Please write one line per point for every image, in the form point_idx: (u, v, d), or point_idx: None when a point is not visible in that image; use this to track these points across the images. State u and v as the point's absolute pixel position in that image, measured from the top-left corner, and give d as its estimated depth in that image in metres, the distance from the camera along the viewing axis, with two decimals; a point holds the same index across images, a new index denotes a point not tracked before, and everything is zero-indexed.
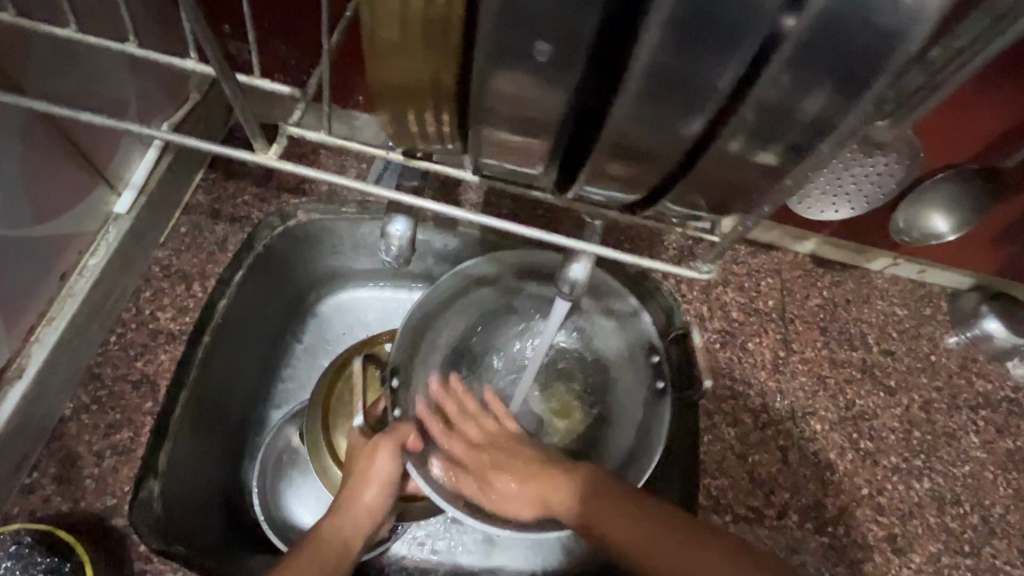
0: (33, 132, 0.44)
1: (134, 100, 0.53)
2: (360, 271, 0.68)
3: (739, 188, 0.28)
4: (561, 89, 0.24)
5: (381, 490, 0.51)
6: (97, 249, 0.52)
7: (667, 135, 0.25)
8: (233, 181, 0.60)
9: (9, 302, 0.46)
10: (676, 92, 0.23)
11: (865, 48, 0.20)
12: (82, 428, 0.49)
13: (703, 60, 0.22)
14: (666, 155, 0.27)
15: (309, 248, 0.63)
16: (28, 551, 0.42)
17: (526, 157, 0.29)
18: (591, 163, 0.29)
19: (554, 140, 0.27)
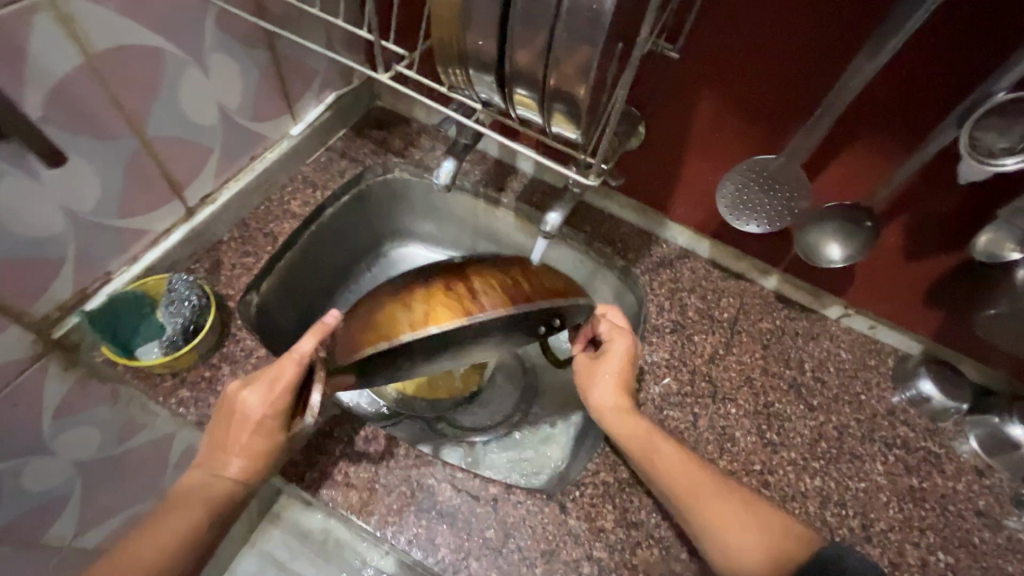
0: (269, 67, 0.74)
1: (323, 71, 0.85)
2: (422, 232, 0.97)
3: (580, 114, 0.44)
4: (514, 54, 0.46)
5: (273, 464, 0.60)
6: (274, 148, 0.82)
7: (532, 71, 0.43)
8: (360, 139, 0.91)
9: (224, 158, 0.75)
10: (529, 34, 0.40)
11: (595, 8, 0.37)
12: (229, 248, 0.77)
13: (533, 21, 0.40)
14: (533, 92, 0.45)
15: (397, 202, 0.92)
16: (190, 284, 0.68)
17: (488, 88, 0.48)
18: (505, 94, 0.48)
19: (496, 79, 0.46)
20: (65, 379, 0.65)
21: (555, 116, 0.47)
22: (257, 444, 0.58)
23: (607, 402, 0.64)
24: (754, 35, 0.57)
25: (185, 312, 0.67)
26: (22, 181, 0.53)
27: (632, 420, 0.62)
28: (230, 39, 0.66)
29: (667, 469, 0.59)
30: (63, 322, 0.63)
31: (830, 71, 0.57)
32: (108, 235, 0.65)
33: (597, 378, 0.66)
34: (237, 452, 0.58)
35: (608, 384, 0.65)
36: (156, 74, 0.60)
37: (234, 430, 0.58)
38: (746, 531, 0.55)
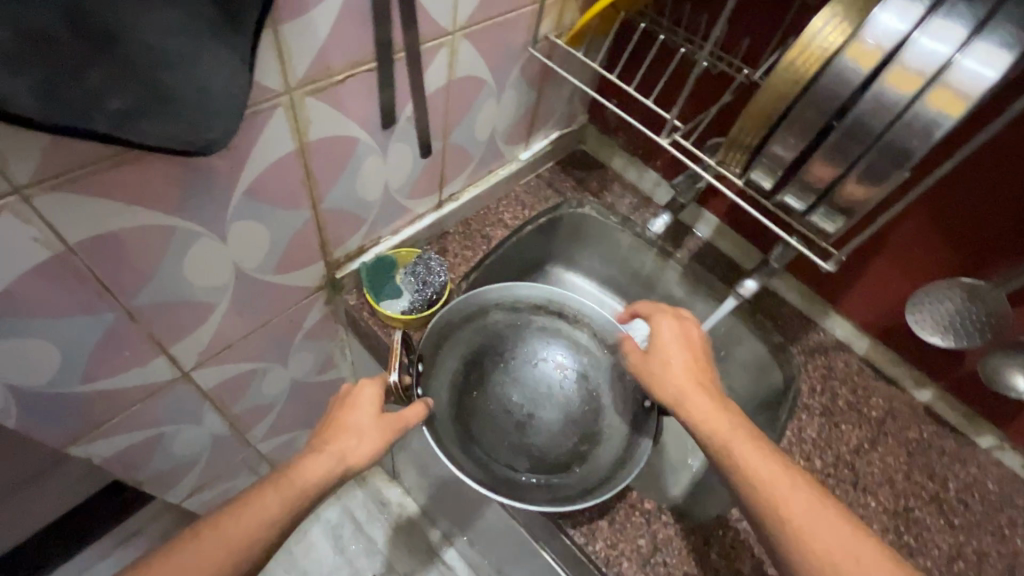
0: (531, 105, 0.88)
1: (559, 114, 1.00)
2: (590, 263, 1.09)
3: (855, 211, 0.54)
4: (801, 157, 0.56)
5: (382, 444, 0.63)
6: (506, 168, 0.96)
7: (824, 174, 0.52)
8: (564, 175, 1.06)
9: (476, 170, 0.89)
10: (837, 151, 0.50)
11: (912, 143, 0.47)
12: (454, 240, 0.92)
13: (846, 144, 0.49)
14: (815, 188, 0.54)
15: (579, 234, 1.04)
16: (436, 263, 0.82)
17: (764, 176, 0.58)
18: (778, 185, 0.58)
19: (779, 174, 0.56)
20: (322, 310, 0.81)
21: (824, 210, 0.56)
22: (367, 418, 0.64)
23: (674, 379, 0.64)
24: (991, 178, 0.65)
25: (433, 285, 0.80)
26: (377, 158, 0.66)
27: (699, 399, 0.62)
28: (521, 81, 0.80)
29: (768, 492, 0.53)
30: (344, 267, 0.78)
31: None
32: (394, 209, 0.78)
33: (660, 366, 0.66)
34: (353, 425, 0.63)
35: (681, 375, 0.64)
36: (475, 97, 0.74)
37: (341, 415, 0.64)
38: (870, 570, 0.49)
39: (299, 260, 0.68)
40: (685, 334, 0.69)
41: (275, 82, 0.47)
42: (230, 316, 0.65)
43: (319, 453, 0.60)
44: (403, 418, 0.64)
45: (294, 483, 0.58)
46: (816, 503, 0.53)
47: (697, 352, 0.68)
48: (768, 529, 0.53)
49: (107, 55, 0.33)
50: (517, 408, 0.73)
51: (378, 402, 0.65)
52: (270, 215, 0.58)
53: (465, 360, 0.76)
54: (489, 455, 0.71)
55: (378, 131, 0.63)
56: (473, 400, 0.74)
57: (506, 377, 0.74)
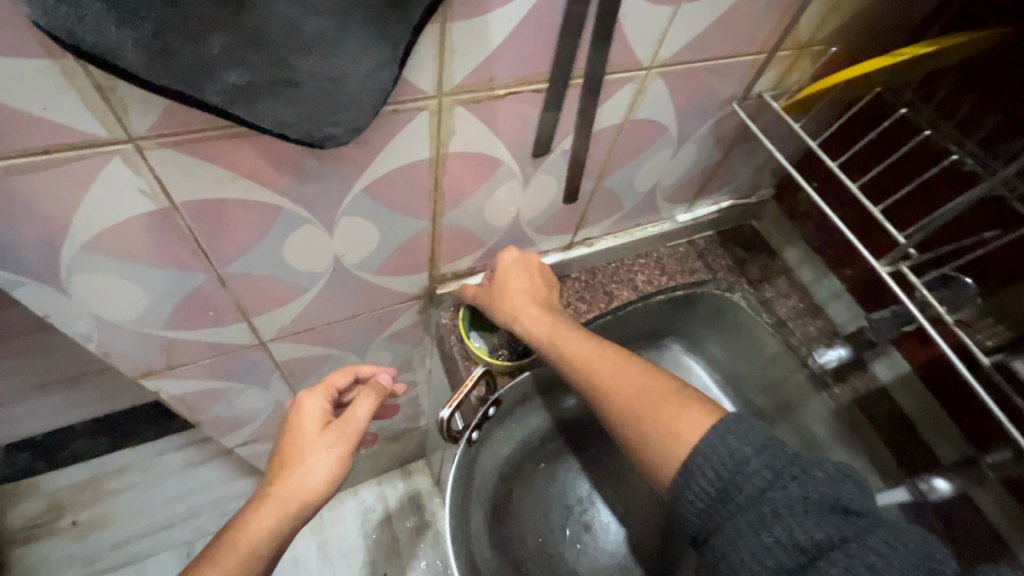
0: (710, 165, 0.74)
1: (739, 183, 0.84)
2: None
3: None
4: None
5: (336, 466, 0.54)
6: (656, 226, 0.83)
7: None
8: (721, 250, 0.90)
9: (622, 219, 0.78)
10: None
11: None
12: (572, 287, 0.81)
13: None
14: None
15: (716, 324, 0.86)
16: None
17: None
18: None
19: None
20: (413, 317, 0.75)
21: None
22: (312, 438, 0.55)
23: (515, 305, 0.62)
24: None
25: None
26: (516, 186, 0.58)
27: (535, 310, 0.61)
28: (709, 137, 0.67)
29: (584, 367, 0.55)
30: (448, 285, 0.71)
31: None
32: (518, 239, 0.69)
33: (514, 308, 0.61)
34: (304, 449, 0.54)
35: (537, 297, 0.62)
36: (648, 144, 0.62)
37: (286, 445, 0.55)
38: (651, 398, 0.51)
39: (404, 267, 0.63)
40: (522, 261, 0.65)
41: (427, 84, 0.41)
42: (316, 303, 0.61)
43: (266, 500, 0.52)
44: (353, 428, 0.56)
45: (237, 549, 0.50)
46: (616, 363, 0.54)
47: (536, 281, 0.65)
48: (607, 417, 0.53)
49: (243, 25, 0.28)
50: (577, 511, 0.67)
51: (321, 416, 0.57)
52: (384, 218, 0.53)
53: (549, 439, 0.68)
54: (515, 546, 0.62)
55: (527, 158, 0.55)
56: (534, 473, 0.67)
57: (588, 473, 0.68)
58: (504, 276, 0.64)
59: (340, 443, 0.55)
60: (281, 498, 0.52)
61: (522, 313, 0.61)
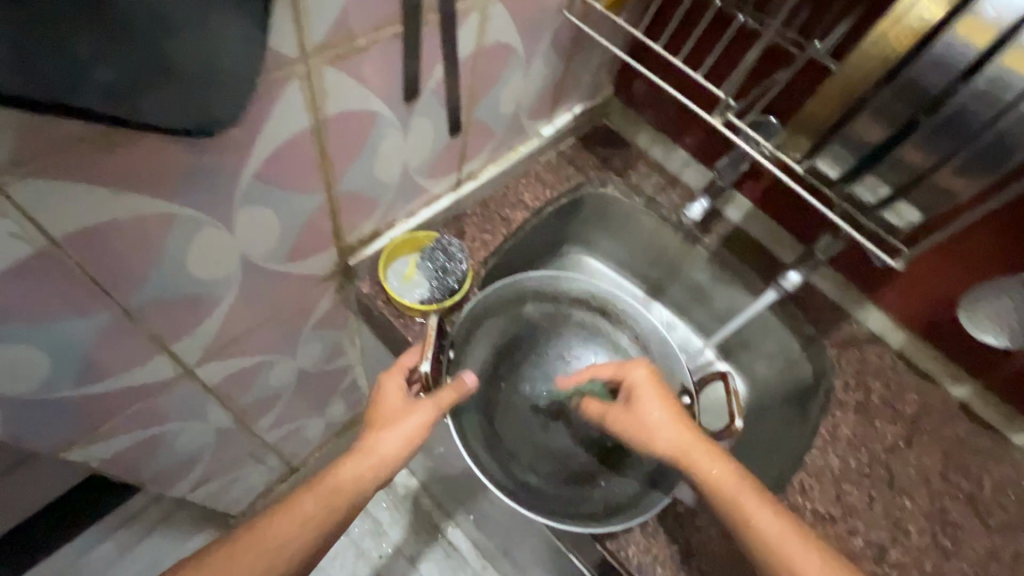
0: (558, 76, 0.81)
1: (585, 86, 0.92)
2: (607, 248, 1.07)
3: (945, 199, 0.50)
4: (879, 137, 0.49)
5: (411, 439, 0.59)
6: (527, 145, 0.89)
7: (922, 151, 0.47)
8: (586, 152, 1.00)
9: (497, 146, 0.82)
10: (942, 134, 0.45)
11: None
12: (472, 222, 0.86)
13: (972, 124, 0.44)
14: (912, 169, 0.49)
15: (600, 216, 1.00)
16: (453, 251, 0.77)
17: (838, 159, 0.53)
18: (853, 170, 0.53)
19: (864, 154, 0.51)
20: (333, 298, 0.75)
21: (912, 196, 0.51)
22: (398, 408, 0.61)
23: (657, 416, 0.60)
24: None
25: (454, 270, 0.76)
26: (397, 136, 0.60)
27: (654, 401, 0.61)
28: (552, 50, 0.73)
29: (736, 501, 0.55)
30: (358, 253, 0.72)
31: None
32: (411, 190, 0.71)
33: (684, 432, 0.59)
34: (382, 417, 0.61)
35: (710, 449, 0.58)
36: (503, 66, 0.66)
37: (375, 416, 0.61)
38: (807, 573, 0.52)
39: (312, 248, 0.62)
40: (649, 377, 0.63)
41: (290, 48, 0.41)
42: (235, 311, 0.59)
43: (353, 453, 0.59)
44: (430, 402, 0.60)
45: (327, 483, 0.57)
46: (787, 528, 0.54)
47: (679, 409, 0.61)
48: (766, 562, 0.54)
49: (101, 15, 0.26)
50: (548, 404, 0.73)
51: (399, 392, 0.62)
52: (281, 199, 0.52)
53: (501, 360, 0.75)
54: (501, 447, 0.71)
55: (400, 105, 0.56)
56: (499, 394, 0.73)
57: (538, 370, 0.75)
58: (648, 407, 0.61)
59: (416, 419, 0.59)
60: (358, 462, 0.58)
61: (649, 458, 0.60)
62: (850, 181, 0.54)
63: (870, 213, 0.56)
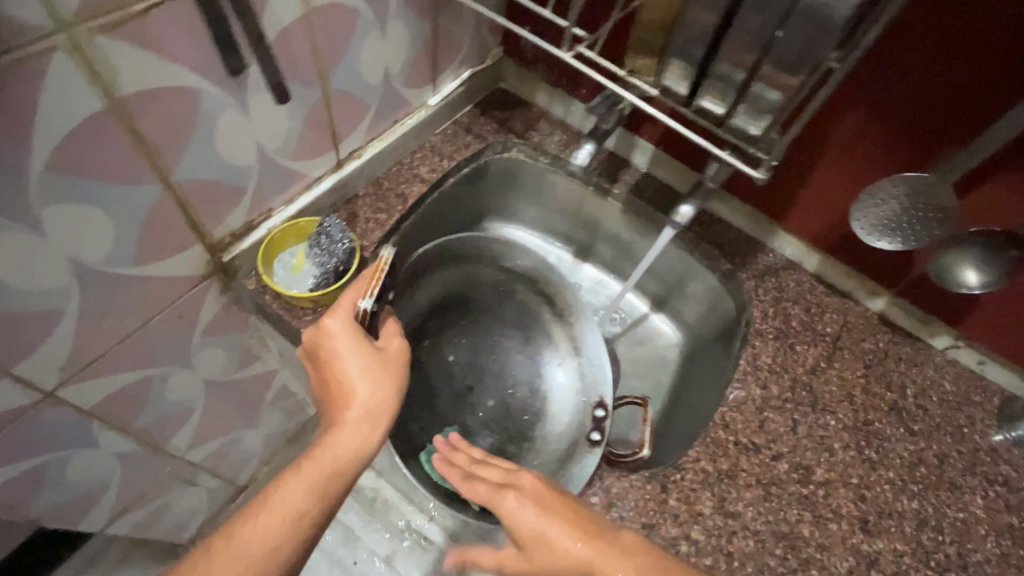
0: (427, 39, 0.77)
1: (467, 49, 0.88)
2: (524, 215, 1.05)
3: (782, 101, 0.46)
4: (702, 42, 0.45)
5: (384, 394, 0.57)
6: (413, 116, 0.86)
7: (744, 49, 0.44)
8: (484, 118, 0.97)
9: (376, 120, 0.79)
10: (754, 27, 0.42)
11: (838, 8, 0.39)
12: (366, 203, 0.82)
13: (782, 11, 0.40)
14: (741, 71, 0.46)
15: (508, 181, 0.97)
16: (335, 232, 0.71)
17: (676, 73, 0.49)
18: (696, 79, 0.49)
19: (699, 61, 0.47)
20: (220, 301, 0.71)
21: (750, 101, 0.48)
22: (355, 363, 0.56)
23: (533, 529, 0.55)
24: (910, 74, 0.61)
25: (337, 252, 0.70)
26: (235, 114, 0.56)
27: (534, 514, 0.56)
28: (406, 10, 0.69)
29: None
30: (232, 249, 0.68)
31: (999, 107, 0.59)
32: (278, 174, 0.68)
33: (562, 559, 0.54)
34: (347, 383, 0.56)
35: (603, 545, 0.54)
36: (349, 30, 0.63)
37: (331, 371, 0.57)
38: None
39: (164, 246, 0.58)
40: (526, 499, 0.56)
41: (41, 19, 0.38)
42: (87, 325, 0.56)
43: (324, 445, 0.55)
44: (397, 342, 0.60)
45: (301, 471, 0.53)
46: None
47: (565, 509, 0.56)
48: None
49: None
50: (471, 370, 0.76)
51: (355, 343, 0.57)
52: (102, 194, 0.49)
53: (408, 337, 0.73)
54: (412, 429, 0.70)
55: (225, 80, 0.52)
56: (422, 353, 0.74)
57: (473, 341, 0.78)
58: (525, 515, 0.56)
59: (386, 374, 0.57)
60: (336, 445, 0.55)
61: (552, 540, 0.54)
62: (697, 92, 0.51)
63: (724, 126, 0.52)
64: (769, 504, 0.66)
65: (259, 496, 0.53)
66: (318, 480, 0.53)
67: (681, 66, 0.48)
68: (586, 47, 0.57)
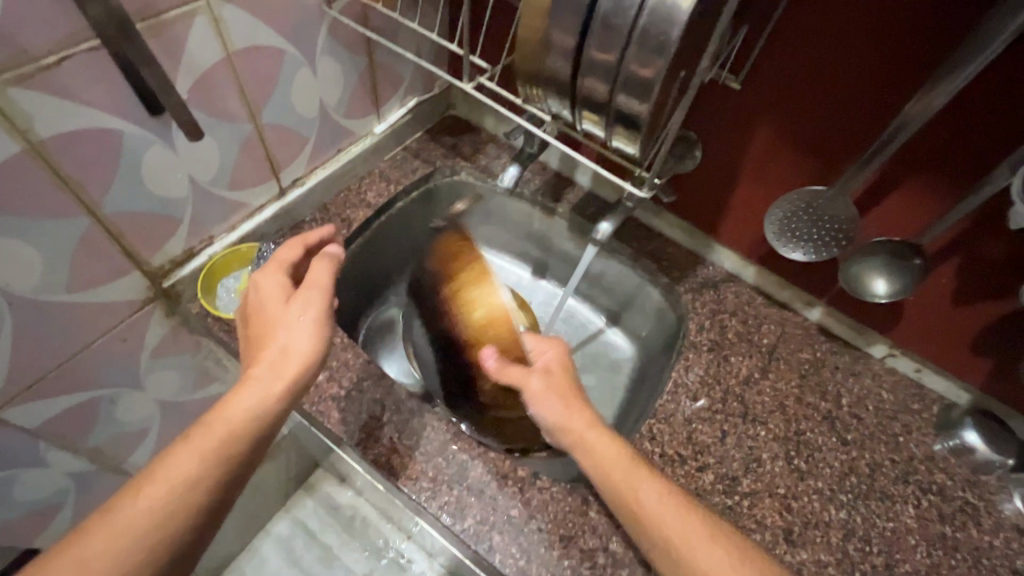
0: (363, 72, 0.82)
1: (410, 79, 0.93)
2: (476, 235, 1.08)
3: (647, 124, 0.49)
4: (568, 73, 0.49)
5: (310, 327, 0.58)
6: (359, 144, 0.90)
7: (602, 79, 0.47)
8: (433, 143, 1.01)
9: (318, 149, 0.83)
10: (605, 58, 0.45)
11: (671, 41, 0.42)
12: (311, 228, 0.86)
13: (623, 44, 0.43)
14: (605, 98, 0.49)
15: (457, 204, 1.01)
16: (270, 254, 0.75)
17: (556, 100, 0.52)
18: (573, 106, 0.52)
19: (570, 90, 0.50)
20: (165, 324, 0.75)
21: (620, 124, 0.50)
22: (282, 308, 0.59)
23: (552, 410, 0.61)
24: (809, 89, 0.65)
25: None
26: (163, 151, 0.60)
27: (545, 398, 0.61)
28: (336, 47, 0.74)
29: (605, 474, 0.57)
30: (173, 275, 0.72)
31: (880, 125, 0.64)
32: (215, 204, 0.72)
33: (573, 434, 0.59)
34: (272, 326, 0.58)
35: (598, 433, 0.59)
36: (276, 68, 0.68)
37: (256, 320, 0.59)
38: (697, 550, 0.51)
39: (100, 274, 0.62)
40: (546, 377, 0.63)
41: None
42: (23, 349, 0.60)
43: (247, 380, 0.55)
44: (321, 276, 0.61)
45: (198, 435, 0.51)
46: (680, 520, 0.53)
47: (574, 394, 0.63)
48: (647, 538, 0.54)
49: None
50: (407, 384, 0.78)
51: (281, 291, 0.61)
52: (26, 228, 0.53)
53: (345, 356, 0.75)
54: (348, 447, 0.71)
55: (147, 120, 0.57)
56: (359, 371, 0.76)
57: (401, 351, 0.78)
58: (545, 396, 0.62)
59: (311, 307, 0.59)
60: (258, 385, 0.55)
61: (570, 419, 0.60)
62: (579, 117, 0.54)
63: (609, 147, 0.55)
64: None
65: (144, 471, 0.49)
66: (211, 447, 0.51)
67: (556, 94, 0.51)
68: (485, 78, 0.60)
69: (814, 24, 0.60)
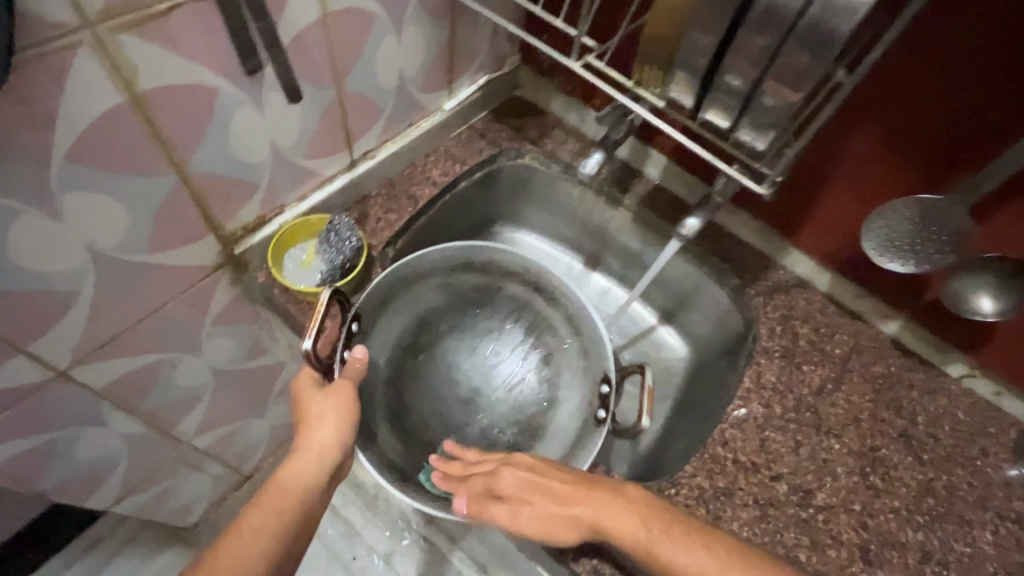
0: (443, 44, 0.79)
1: (483, 56, 0.90)
2: (533, 222, 1.05)
3: (785, 117, 0.46)
4: (707, 56, 0.46)
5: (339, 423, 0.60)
6: (429, 119, 0.87)
7: (748, 66, 0.44)
8: (498, 124, 0.98)
9: (389, 122, 0.80)
10: (757, 42, 0.42)
11: (842, 27, 0.39)
12: (376, 203, 0.84)
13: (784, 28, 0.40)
14: (744, 86, 0.46)
15: (519, 188, 0.98)
16: (342, 228, 0.72)
17: (682, 85, 0.49)
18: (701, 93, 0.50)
19: (703, 76, 0.48)
20: (230, 291, 0.73)
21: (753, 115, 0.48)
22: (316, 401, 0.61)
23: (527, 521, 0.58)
24: (926, 97, 0.61)
25: (345, 250, 0.71)
26: (251, 112, 0.58)
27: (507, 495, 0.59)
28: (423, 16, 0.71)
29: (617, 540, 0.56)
30: (244, 242, 0.70)
31: (999, 142, 0.60)
32: (290, 172, 0.69)
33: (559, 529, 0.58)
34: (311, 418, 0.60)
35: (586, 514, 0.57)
36: (365, 34, 0.65)
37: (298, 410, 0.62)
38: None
39: (179, 236, 0.60)
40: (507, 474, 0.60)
41: (65, 15, 0.40)
42: (99, 308, 0.58)
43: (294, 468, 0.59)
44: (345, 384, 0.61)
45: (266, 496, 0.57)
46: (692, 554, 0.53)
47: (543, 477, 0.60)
48: None
49: None
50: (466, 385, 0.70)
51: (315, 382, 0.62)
52: (120, 185, 0.51)
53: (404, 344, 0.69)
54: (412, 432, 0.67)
55: (242, 80, 0.54)
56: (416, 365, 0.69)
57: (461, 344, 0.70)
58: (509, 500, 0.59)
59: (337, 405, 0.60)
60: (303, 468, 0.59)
61: (545, 510, 0.58)
62: (702, 105, 0.51)
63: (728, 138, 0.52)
64: (766, 525, 0.65)
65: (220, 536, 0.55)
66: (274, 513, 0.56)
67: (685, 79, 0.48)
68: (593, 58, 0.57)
69: (950, 27, 0.56)
